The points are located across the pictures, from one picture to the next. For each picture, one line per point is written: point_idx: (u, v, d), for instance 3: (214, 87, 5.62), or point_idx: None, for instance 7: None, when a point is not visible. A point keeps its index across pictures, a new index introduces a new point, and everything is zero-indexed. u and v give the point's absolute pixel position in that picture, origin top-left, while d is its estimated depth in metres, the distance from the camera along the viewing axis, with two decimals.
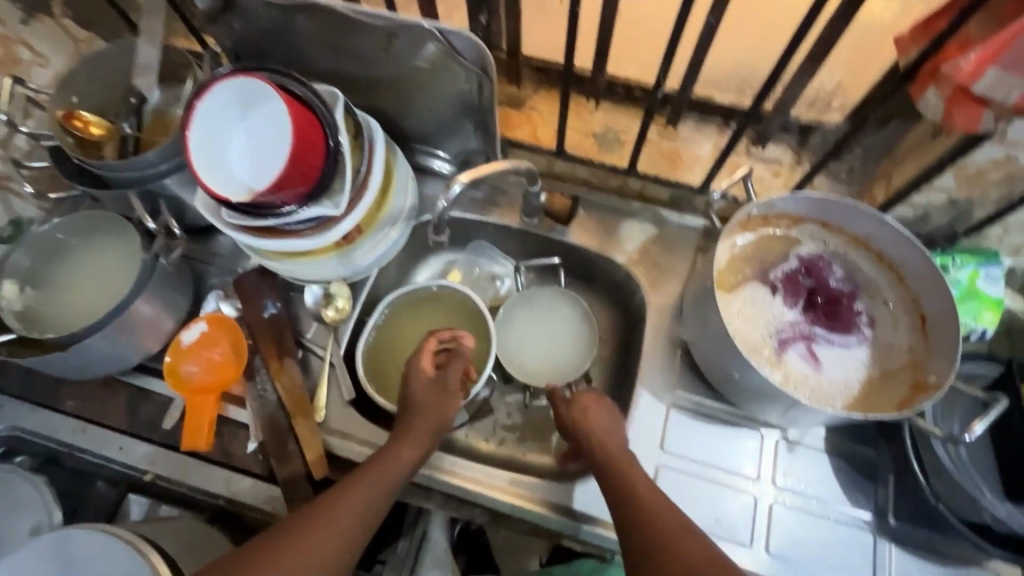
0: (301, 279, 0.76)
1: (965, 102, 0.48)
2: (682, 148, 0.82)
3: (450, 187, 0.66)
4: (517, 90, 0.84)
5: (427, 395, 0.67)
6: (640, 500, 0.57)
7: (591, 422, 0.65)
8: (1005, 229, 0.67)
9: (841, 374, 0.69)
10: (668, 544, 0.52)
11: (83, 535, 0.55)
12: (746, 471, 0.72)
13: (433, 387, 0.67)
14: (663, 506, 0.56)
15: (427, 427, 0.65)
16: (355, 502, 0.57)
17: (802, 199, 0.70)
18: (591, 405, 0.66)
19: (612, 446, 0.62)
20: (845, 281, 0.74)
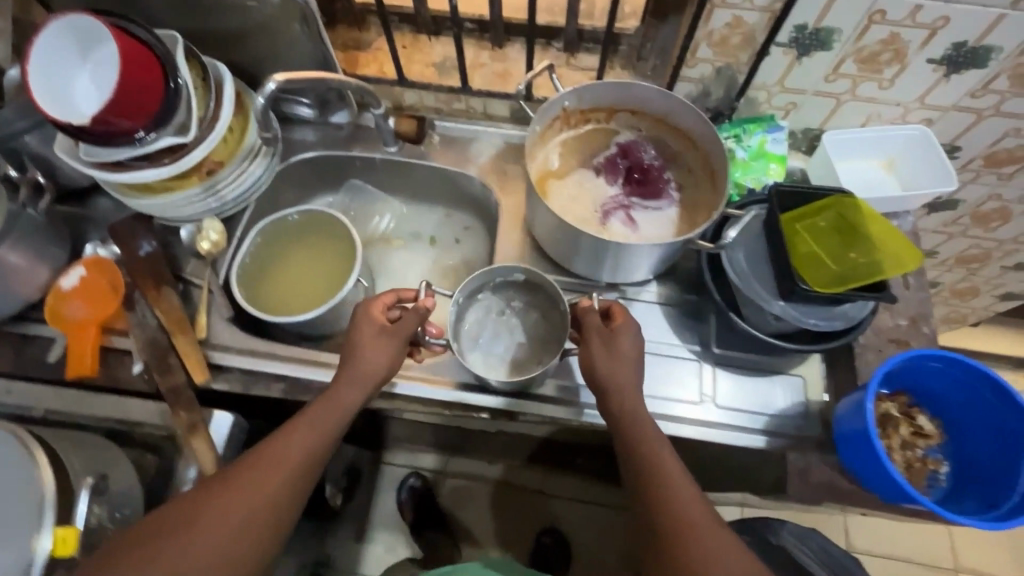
0: (173, 217, 0.82)
1: None
2: (512, 67, 0.92)
3: (266, 85, 0.77)
4: (361, 34, 0.94)
5: (368, 336, 0.69)
6: (647, 441, 0.62)
7: (614, 376, 0.65)
8: (767, 92, 0.80)
9: (657, 230, 0.80)
10: (662, 485, 0.59)
11: None
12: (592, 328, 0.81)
13: (381, 331, 0.70)
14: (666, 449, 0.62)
15: (370, 370, 0.68)
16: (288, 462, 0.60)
17: (602, 87, 0.81)
18: (617, 359, 0.66)
19: (629, 413, 0.64)
20: (658, 158, 0.86)
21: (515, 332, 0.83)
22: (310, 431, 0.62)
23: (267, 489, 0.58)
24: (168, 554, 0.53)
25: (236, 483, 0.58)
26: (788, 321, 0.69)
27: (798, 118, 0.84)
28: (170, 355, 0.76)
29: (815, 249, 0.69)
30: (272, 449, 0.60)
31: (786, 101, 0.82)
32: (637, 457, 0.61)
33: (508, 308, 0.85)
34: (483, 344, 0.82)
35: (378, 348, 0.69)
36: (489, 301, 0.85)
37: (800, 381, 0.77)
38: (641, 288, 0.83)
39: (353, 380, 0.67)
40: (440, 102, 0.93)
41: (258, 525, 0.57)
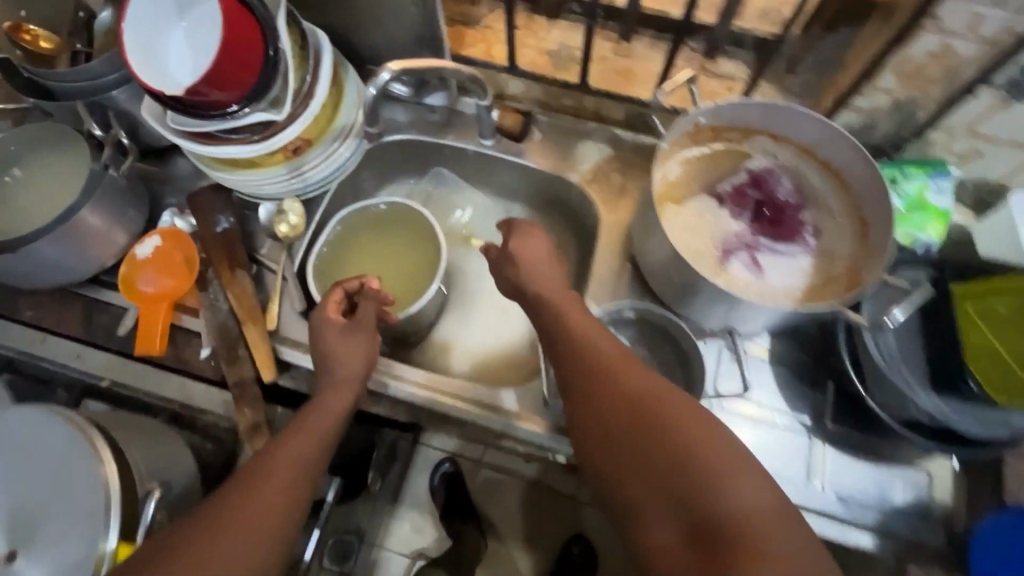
0: (254, 194, 0.77)
1: None
2: (637, 65, 0.82)
3: (381, 75, 0.71)
4: (471, 7, 0.83)
5: (336, 339, 0.67)
6: (683, 422, 0.45)
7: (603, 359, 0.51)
8: (949, 133, 0.67)
9: (785, 280, 0.70)
10: (624, 400, 0.48)
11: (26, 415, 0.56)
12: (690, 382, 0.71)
13: (345, 329, 0.67)
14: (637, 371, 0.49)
15: (352, 370, 0.66)
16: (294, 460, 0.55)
17: (746, 106, 0.69)
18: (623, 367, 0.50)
19: (619, 405, 0.48)
20: (793, 194, 0.74)
21: None
22: (312, 438, 0.58)
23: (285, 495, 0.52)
24: None
25: (244, 497, 0.50)
26: (937, 418, 0.59)
27: (976, 168, 0.71)
28: (239, 345, 0.71)
29: (997, 349, 0.58)
30: (275, 457, 0.55)
31: (969, 148, 0.68)
32: (602, 396, 0.49)
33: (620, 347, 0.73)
34: None
35: (349, 345, 0.66)
36: None
37: (925, 479, 0.67)
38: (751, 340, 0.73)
39: (337, 386, 0.64)
40: (547, 95, 0.83)
41: (265, 531, 0.49)
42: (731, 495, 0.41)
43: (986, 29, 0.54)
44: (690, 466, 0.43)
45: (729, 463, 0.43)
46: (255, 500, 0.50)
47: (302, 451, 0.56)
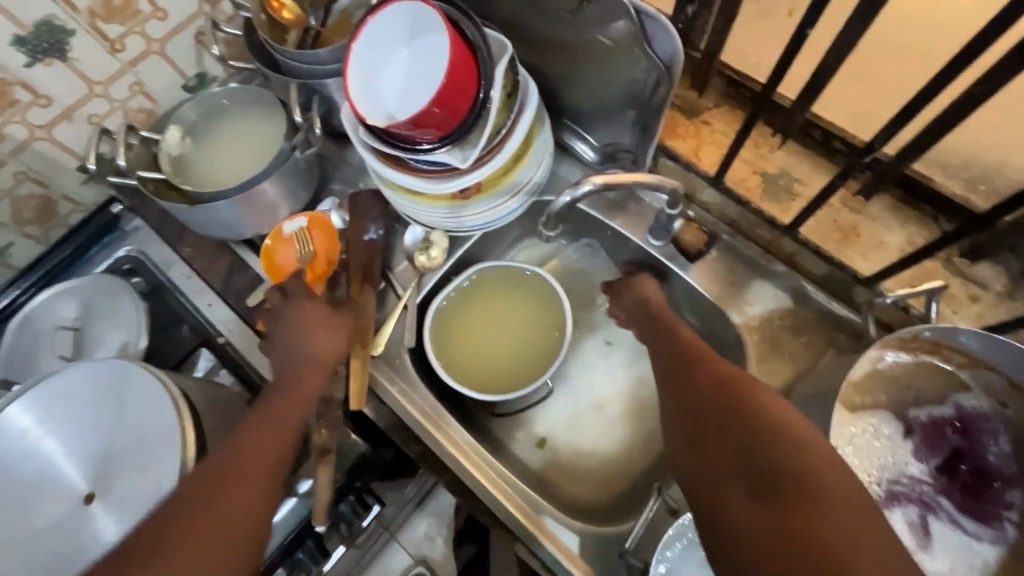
0: (409, 217, 0.75)
1: None
2: (863, 225, 0.73)
3: (581, 185, 0.62)
4: (696, 98, 0.78)
5: (318, 320, 0.68)
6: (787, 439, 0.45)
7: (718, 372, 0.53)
8: None
9: (952, 563, 0.55)
10: (745, 411, 0.48)
11: (133, 371, 0.58)
12: None
13: (328, 317, 0.68)
14: (717, 369, 0.54)
15: (327, 355, 0.66)
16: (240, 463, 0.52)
17: (997, 343, 0.55)
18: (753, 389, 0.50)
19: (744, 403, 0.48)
20: (1006, 460, 0.58)
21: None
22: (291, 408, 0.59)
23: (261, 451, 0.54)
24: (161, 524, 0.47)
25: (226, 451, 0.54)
26: None
27: None
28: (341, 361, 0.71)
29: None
30: (261, 413, 0.58)
31: None
32: (709, 401, 0.51)
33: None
34: None
35: (328, 336, 0.67)
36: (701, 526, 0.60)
37: None
38: None
39: (312, 364, 0.65)
40: (742, 218, 0.73)
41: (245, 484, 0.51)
42: (837, 482, 0.42)
43: None
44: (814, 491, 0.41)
45: (813, 449, 0.43)
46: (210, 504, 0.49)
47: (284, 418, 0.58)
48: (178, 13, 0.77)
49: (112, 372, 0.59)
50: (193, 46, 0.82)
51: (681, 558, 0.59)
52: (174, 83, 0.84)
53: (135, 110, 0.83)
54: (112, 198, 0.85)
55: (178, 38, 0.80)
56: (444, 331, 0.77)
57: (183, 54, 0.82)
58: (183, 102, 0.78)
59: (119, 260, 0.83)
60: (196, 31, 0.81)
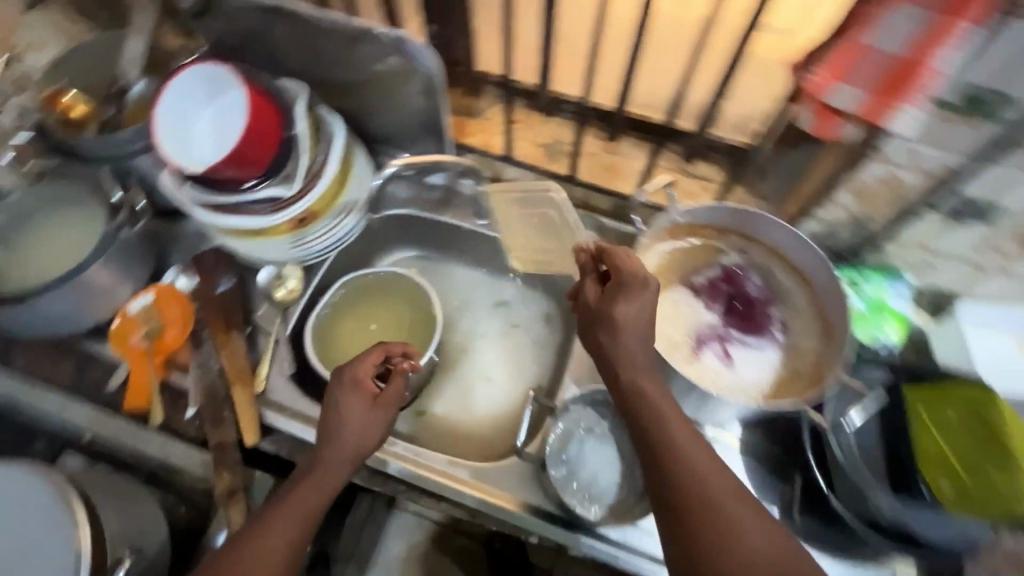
0: (257, 258, 0.81)
1: (827, 116, 0.58)
2: (620, 161, 0.90)
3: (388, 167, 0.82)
4: (476, 102, 0.93)
5: (353, 415, 0.62)
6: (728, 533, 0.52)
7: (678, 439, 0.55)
8: (904, 246, 0.73)
9: (753, 373, 0.74)
10: (715, 505, 0.53)
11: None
12: None
13: (363, 411, 0.63)
14: (695, 440, 0.56)
15: (342, 452, 0.61)
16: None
17: (718, 208, 0.76)
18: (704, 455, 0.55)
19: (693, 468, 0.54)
20: (763, 289, 0.79)
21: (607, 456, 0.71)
22: (313, 491, 0.59)
23: (279, 546, 0.56)
24: None
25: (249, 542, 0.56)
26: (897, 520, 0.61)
27: (928, 277, 0.77)
28: (223, 405, 0.73)
29: (955, 469, 0.60)
30: (279, 501, 0.59)
31: (920, 259, 0.74)
32: (674, 483, 0.54)
33: (602, 423, 0.73)
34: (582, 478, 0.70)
35: (356, 426, 0.62)
36: (579, 414, 0.74)
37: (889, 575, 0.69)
38: (721, 426, 0.76)
39: (332, 456, 0.61)
40: (542, 182, 0.89)
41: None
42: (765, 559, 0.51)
43: (925, 164, 0.61)
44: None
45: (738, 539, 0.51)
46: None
47: (305, 506, 0.58)
48: None
49: None
50: None
51: (573, 450, 0.71)
52: None
53: None
54: None
55: None
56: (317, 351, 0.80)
57: None
58: None
59: None
60: None
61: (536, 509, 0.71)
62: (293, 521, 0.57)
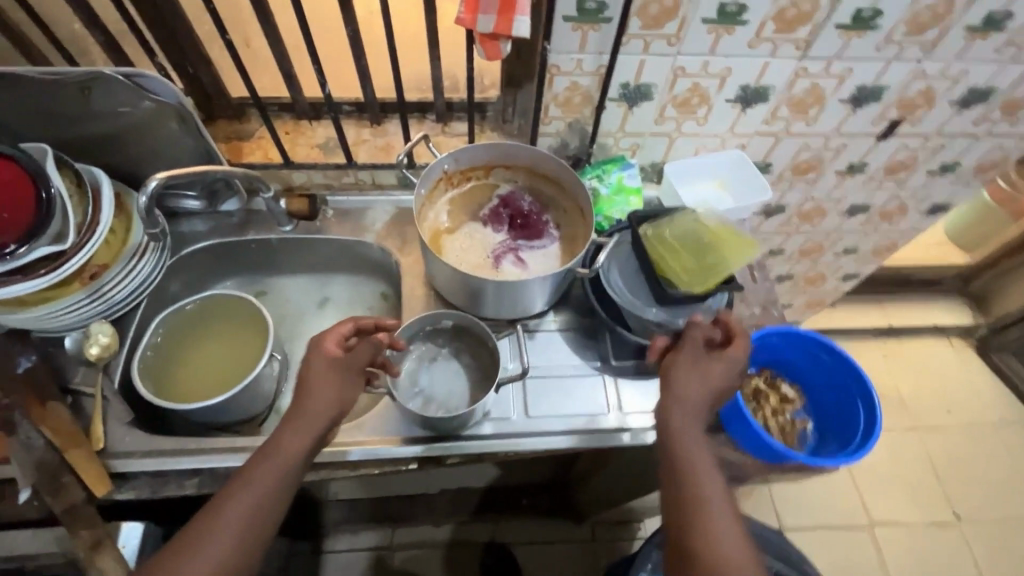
0: (53, 329, 0.79)
1: (488, 43, 0.68)
2: (392, 140, 1.00)
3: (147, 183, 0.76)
4: (244, 125, 0.99)
5: (322, 375, 0.67)
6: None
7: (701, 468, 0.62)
8: (614, 137, 0.95)
9: (544, 265, 0.90)
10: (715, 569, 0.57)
11: None
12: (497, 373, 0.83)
13: (331, 369, 0.67)
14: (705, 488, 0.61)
15: (319, 410, 0.65)
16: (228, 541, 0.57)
17: (474, 149, 0.91)
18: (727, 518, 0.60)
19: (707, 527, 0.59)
20: (534, 203, 0.96)
21: (452, 374, 0.84)
22: (295, 437, 0.63)
23: (264, 482, 0.60)
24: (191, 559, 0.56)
25: (237, 485, 0.60)
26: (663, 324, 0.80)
27: (644, 155, 1.00)
28: (61, 473, 0.71)
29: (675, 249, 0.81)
30: (261, 451, 0.62)
31: (630, 143, 0.97)
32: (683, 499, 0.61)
33: (441, 351, 0.85)
34: (438, 399, 0.82)
35: (325, 383, 0.66)
36: (421, 349, 0.85)
37: None
38: (541, 320, 0.91)
39: (310, 414, 0.65)
40: (328, 178, 0.99)
41: (245, 516, 0.59)
42: None
43: (587, 66, 0.81)
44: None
45: None
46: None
47: (290, 450, 0.62)
48: None
49: None
50: None
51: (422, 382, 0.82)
52: None
53: None
54: None
55: None
56: (150, 389, 0.80)
57: None
58: None
59: None
60: None
61: (409, 440, 0.79)
62: (274, 467, 0.61)
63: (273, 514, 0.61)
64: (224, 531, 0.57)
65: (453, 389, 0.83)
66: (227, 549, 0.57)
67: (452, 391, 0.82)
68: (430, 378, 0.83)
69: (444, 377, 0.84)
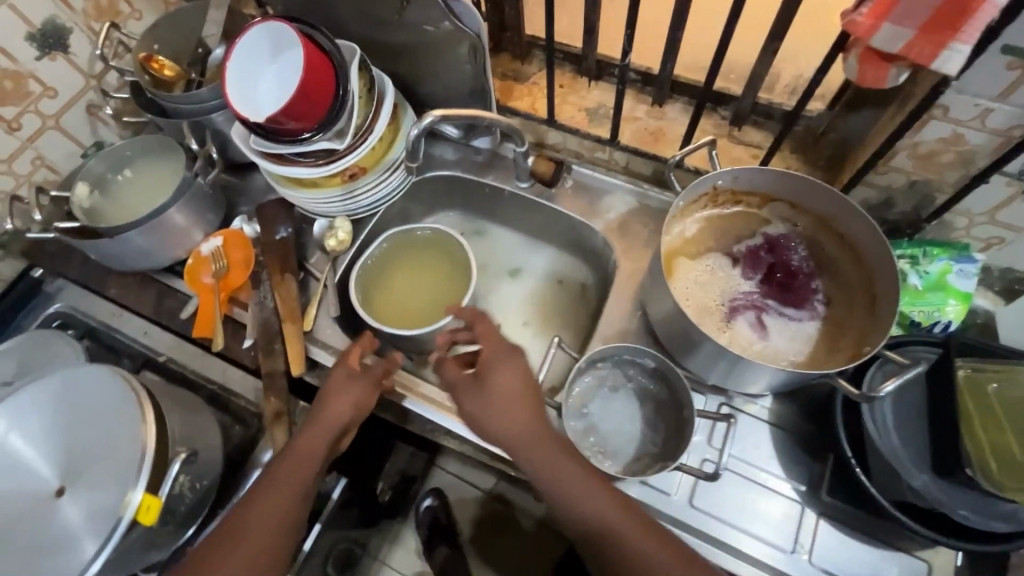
0: (310, 211, 0.88)
1: (873, 61, 0.53)
2: (666, 127, 0.86)
3: (424, 119, 0.77)
4: (523, 66, 0.93)
5: (337, 382, 0.69)
6: None
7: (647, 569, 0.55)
8: (969, 220, 0.68)
9: (787, 343, 0.71)
10: None
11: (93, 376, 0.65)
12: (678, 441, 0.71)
13: (344, 376, 0.70)
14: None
15: (334, 418, 0.66)
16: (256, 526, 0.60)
17: (766, 174, 0.73)
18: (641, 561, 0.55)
19: None
20: (806, 260, 0.75)
21: (625, 414, 0.74)
22: (317, 435, 0.65)
23: (296, 473, 0.63)
24: (232, 546, 0.59)
25: (277, 474, 0.63)
26: (930, 500, 0.57)
27: (1001, 255, 0.70)
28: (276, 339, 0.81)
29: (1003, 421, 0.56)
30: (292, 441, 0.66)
31: (988, 234, 0.68)
32: None
33: (625, 384, 0.76)
34: (599, 434, 0.73)
35: (346, 391, 0.68)
36: (605, 372, 0.76)
37: (923, 568, 0.64)
38: (752, 401, 0.74)
39: (317, 425, 0.66)
40: (583, 148, 0.90)
41: (285, 499, 0.62)
42: None
43: (994, 121, 0.56)
44: None
45: None
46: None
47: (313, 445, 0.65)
48: (67, 88, 0.88)
49: (61, 375, 0.65)
50: (86, 118, 0.92)
51: (590, 407, 0.74)
52: (76, 153, 0.93)
53: (42, 182, 0.91)
54: (33, 265, 0.90)
55: (71, 112, 0.90)
56: (362, 295, 0.86)
57: (77, 125, 0.92)
58: (89, 161, 0.87)
59: (48, 317, 0.88)
60: (88, 104, 0.92)
61: None
62: (303, 456, 0.64)
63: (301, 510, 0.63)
64: (250, 529, 0.60)
65: (619, 431, 0.73)
66: (266, 538, 0.60)
67: (618, 432, 0.73)
68: (600, 408, 0.74)
69: (618, 414, 0.74)
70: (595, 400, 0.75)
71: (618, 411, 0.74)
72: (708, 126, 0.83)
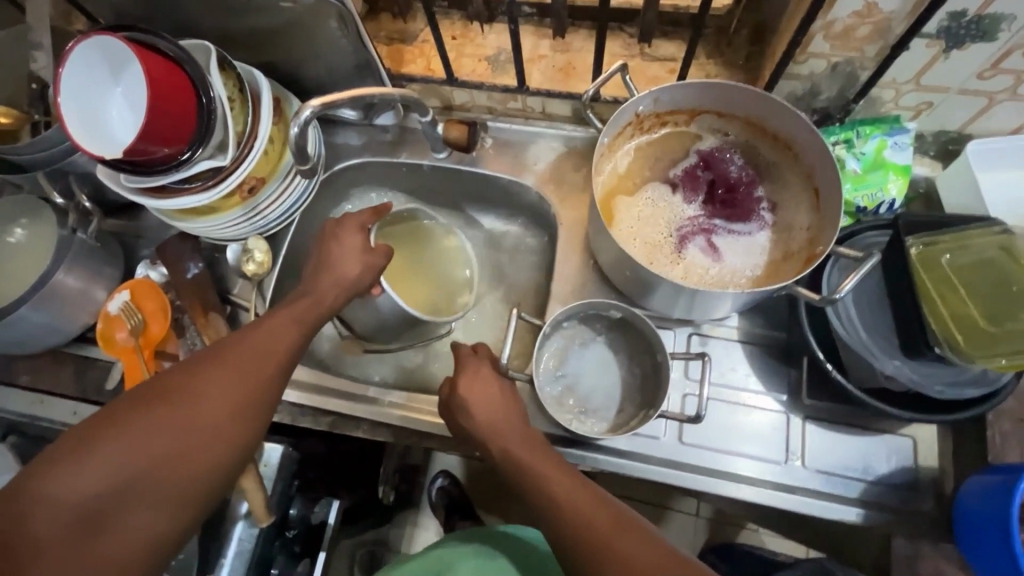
0: (218, 238, 0.80)
1: None
2: (576, 59, 0.80)
3: (301, 112, 0.66)
4: (408, 25, 0.84)
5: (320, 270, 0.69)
6: (583, 514, 0.50)
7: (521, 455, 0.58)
8: (896, 90, 0.65)
9: (742, 259, 0.69)
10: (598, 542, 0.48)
11: None
12: (656, 384, 0.70)
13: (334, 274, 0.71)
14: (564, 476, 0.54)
15: (315, 304, 0.64)
16: (220, 389, 0.54)
17: (687, 86, 0.67)
18: (510, 437, 0.60)
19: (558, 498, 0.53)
20: (744, 170, 0.73)
21: (599, 369, 0.73)
22: (296, 322, 0.62)
23: (272, 343, 0.59)
24: (189, 406, 0.53)
25: (248, 342, 0.58)
26: (903, 382, 0.57)
27: (932, 119, 0.68)
28: None
29: (958, 285, 0.56)
30: (271, 316, 0.61)
31: (918, 100, 0.66)
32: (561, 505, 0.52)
33: (595, 337, 0.74)
34: (581, 396, 0.72)
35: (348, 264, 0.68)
36: (572, 331, 0.74)
37: (910, 444, 0.66)
38: (720, 324, 0.73)
39: (300, 302, 0.64)
40: (493, 101, 0.83)
41: (256, 373, 0.57)
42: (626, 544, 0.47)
43: None
44: (579, 534, 0.49)
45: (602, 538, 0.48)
46: (188, 449, 0.52)
47: (285, 329, 0.61)
48: None
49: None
50: None
51: (567, 370, 0.73)
52: None
53: None
54: None
55: None
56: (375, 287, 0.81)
57: None
58: None
59: None
60: None
61: (538, 434, 0.69)
62: (279, 333, 0.60)
63: (253, 404, 0.56)
64: (212, 388, 0.54)
65: (599, 388, 0.72)
66: (234, 403, 0.54)
67: (600, 387, 0.72)
68: (579, 369, 0.73)
69: (597, 370, 0.73)
70: (571, 361, 0.73)
71: (597, 368, 0.73)
72: (617, 48, 0.77)
